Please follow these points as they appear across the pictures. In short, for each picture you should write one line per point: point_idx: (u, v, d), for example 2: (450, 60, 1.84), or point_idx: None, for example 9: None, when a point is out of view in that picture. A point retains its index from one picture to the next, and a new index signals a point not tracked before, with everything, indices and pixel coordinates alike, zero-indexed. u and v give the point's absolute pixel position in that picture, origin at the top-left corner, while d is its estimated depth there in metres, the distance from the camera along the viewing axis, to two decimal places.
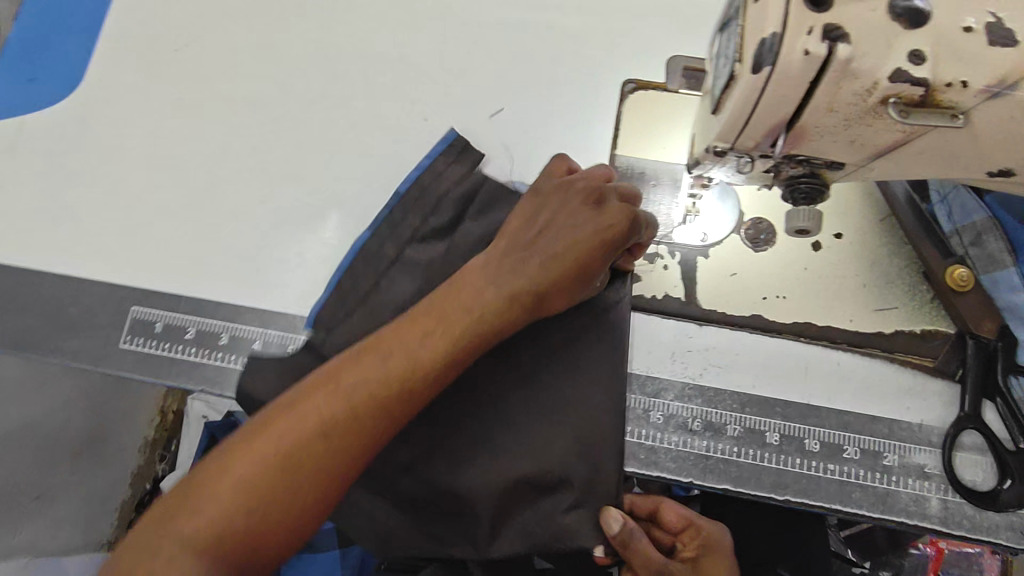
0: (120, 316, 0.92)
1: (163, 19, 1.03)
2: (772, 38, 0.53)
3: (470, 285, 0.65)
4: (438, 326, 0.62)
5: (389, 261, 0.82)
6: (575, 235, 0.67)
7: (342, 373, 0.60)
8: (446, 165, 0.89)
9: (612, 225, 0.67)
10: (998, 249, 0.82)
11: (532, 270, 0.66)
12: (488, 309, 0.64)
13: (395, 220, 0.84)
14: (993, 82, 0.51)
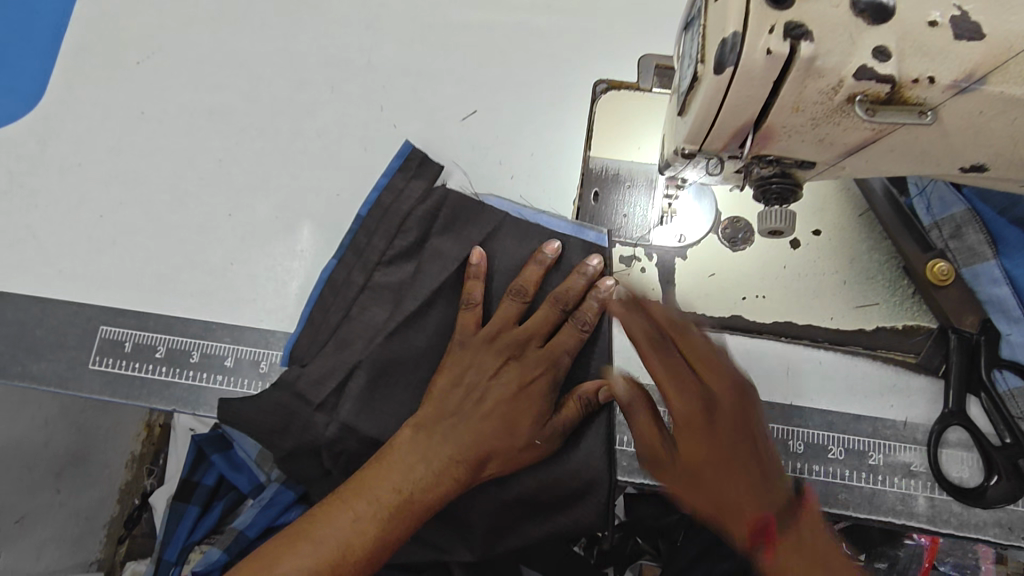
0: (88, 337, 0.90)
1: (123, 32, 1.01)
2: (734, 38, 0.52)
3: (407, 453, 0.74)
4: (405, 474, 0.72)
5: (358, 289, 0.84)
6: (512, 390, 0.79)
7: (320, 518, 0.70)
8: (404, 182, 0.88)
9: (526, 379, 0.79)
10: (978, 241, 0.82)
11: (467, 435, 0.75)
12: (435, 476, 0.73)
13: (361, 246, 0.85)
14: (960, 77, 0.50)
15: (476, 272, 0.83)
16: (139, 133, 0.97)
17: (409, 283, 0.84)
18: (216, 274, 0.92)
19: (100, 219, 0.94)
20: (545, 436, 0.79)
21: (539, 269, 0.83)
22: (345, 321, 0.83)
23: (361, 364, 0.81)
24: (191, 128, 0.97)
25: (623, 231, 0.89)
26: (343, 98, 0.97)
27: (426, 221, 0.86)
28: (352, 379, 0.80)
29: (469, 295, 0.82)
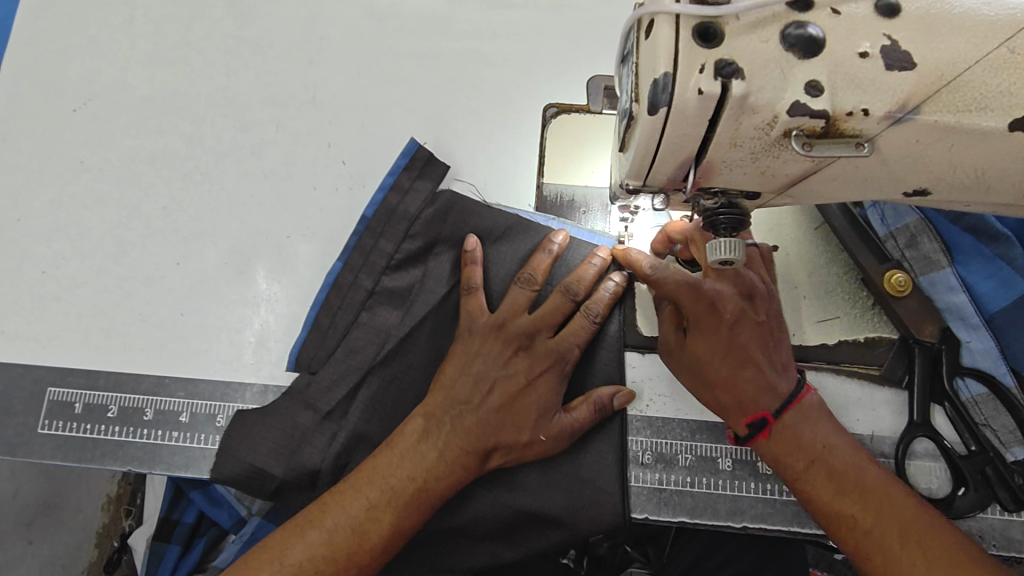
0: (36, 399, 0.87)
1: (58, 80, 0.98)
2: (665, 78, 0.50)
3: (417, 442, 0.73)
4: (416, 464, 0.72)
5: (367, 292, 0.83)
6: (520, 382, 0.76)
7: (336, 501, 0.71)
8: (410, 182, 0.86)
9: (534, 371, 0.76)
10: (933, 250, 0.82)
11: (476, 429, 0.74)
12: (441, 465, 0.72)
13: (366, 249, 0.84)
14: (894, 107, 0.49)
15: (474, 256, 0.81)
16: (79, 183, 0.94)
17: (418, 286, 0.84)
18: (166, 326, 0.89)
19: (43, 276, 0.91)
20: (552, 432, 0.76)
21: (547, 257, 0.80)
22: (355, 325, 0.83)
23: (372, 371, 0.82)
24: (133, 175, 0.94)
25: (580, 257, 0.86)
26: (290, 135, 0.94)
27: (433, 223, 0.84)
28: (365, 386, 0.81)
29: (469, 279, 0.80)
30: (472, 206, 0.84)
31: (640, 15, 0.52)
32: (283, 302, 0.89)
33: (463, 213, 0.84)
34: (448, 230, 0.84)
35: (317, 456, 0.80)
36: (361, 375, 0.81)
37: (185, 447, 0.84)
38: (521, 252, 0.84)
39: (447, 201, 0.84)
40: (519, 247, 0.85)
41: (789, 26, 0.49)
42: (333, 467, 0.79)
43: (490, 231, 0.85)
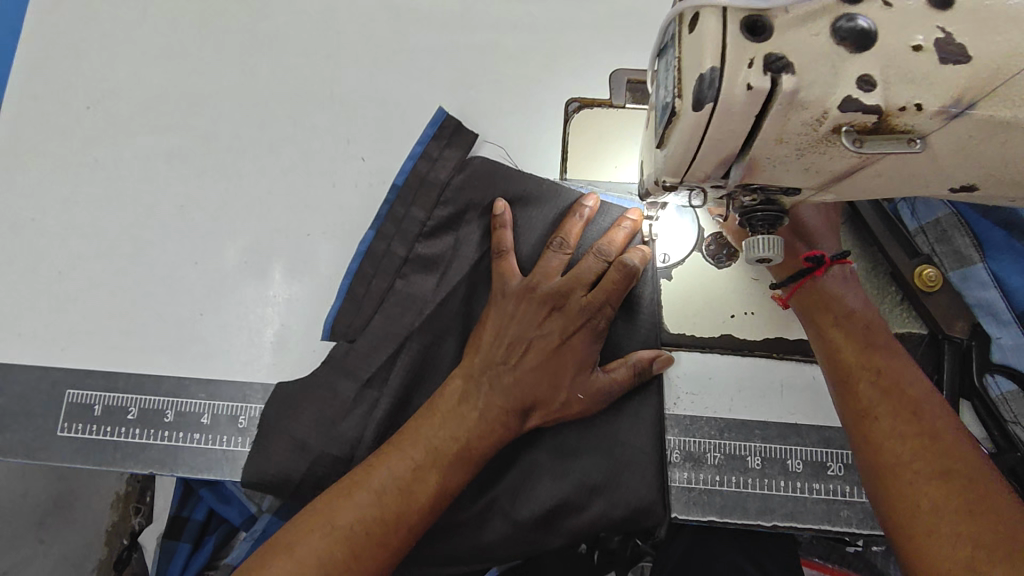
0: (55, 402, 0.85)
1: (70, 76, 0.96)
2: (711, 73, 0.49)
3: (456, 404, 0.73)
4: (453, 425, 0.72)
5: (401, 261, 0.83)
6: (554, 342, 0.75)
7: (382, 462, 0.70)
8: (439, 150, 0.86)
9: (568, 329, 0.76)
10: (965, 245, 0.81)
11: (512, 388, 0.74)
12: (482, 426, 0.72)
13: (399, 217, 0.83)
14: (949, 102, 0.48)
15: (503, 221, 0.81)
16: (94, 182, 0.92)
17: (451, 255, 0.83)
18: (186, 326, 0.88)
19: (59, 276, 0.90)
20: (590, 390, 0.76)
21: (579, 222, 0.80)
22: (391, 292, 0.82)
23: (411, 337, 0.81)
24: (148, 173, 0.92)
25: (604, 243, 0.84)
26: (308, 131, 0.93)
27: (463, 191, 0.84)
28: (403, 352, 0.81)
29: (501, 243, 0.81)
30: (504, 169, 0.85)
31: (682, 9, 0.51)
32: (305, 300, 0.88)
33: (492, 180, 0.84)
34: (480, 197, 0.84)
35: (353, 432, 0.79)
36: (399, 342, 0.81)
37: (207, 449, 0.83)
38: (551, 218, 0.84)
39: (476, 168, 0.84)
40: (549, 212, 0.84)
41: (840, 18, 0.48)
42: (372, 438, 0.79)
43: (519, 196, 0.84)
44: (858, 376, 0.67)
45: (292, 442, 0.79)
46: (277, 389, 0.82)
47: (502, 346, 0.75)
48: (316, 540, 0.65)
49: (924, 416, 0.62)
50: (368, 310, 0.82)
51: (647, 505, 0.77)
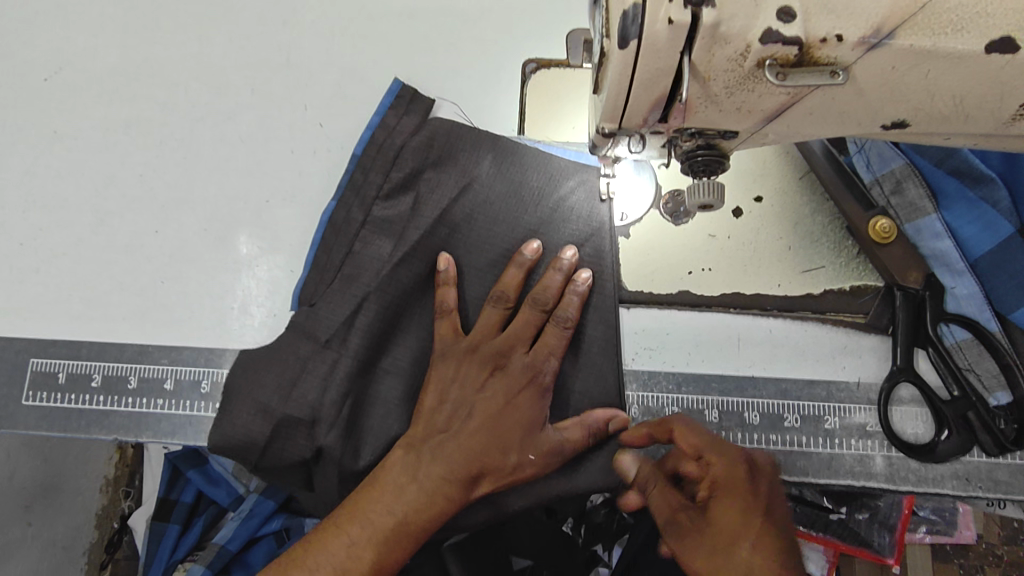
0: (18, 371, 0.86)
1: (26, 48, 0.95)
2: (634, 9, 0.49)
3: (398, 476, 0.72)
4: (411, 501, 0.71)
5: (359, 225, 0.82)
6: (500, 401, 0.75)
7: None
8: (397, 121, 0.86)
9: (512, 390, 0.76)
10: (918, 196, 0.82)
11: (458, 455, 0.72)
12: (433, 500, 0.71)
13: (358, 183, 0.83)
14: (868, 33, 0.48)
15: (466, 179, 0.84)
16: (54, 153, 0.93)
17: (409, 216, 0.83)
18: (147, 294, 0.88)
19: (20, 248, 0.90)
20: (541, 449, 0.75)
21: (518, 272, 0.79)
22: (348, 259, 0.82)
23: (369, 296, 0.80)
24: (108, 143, 0.93)
25: (560, 196, 0.84)
26: (266, 99, 0.93)
27: (421, 151, 0.84)
28: (362, 312, 0.80)
29: (443, 301, 0.79)
30: (460, 127, 0.85)
31: None
32: (264, 265, 0.88)
33: (450, 140, 0.85)
34: (436, 157, 0.84)
35: (314, 392, 0.80)
36: (357, 302, 0.80)
37: (171, 413, 0.83)
38: (510, 177, 0.84)
39: (434, 127, 0.84)
40: (508, 171, 0.85)
41: None
42: (335, 396, 0.79)
43: (477, 155, 0.85)
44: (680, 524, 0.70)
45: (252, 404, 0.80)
46: (240, 355, 0.83)
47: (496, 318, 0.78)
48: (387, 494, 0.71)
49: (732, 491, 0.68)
50: (328, 278, 0.82)
51: (606, 475, 0.79)
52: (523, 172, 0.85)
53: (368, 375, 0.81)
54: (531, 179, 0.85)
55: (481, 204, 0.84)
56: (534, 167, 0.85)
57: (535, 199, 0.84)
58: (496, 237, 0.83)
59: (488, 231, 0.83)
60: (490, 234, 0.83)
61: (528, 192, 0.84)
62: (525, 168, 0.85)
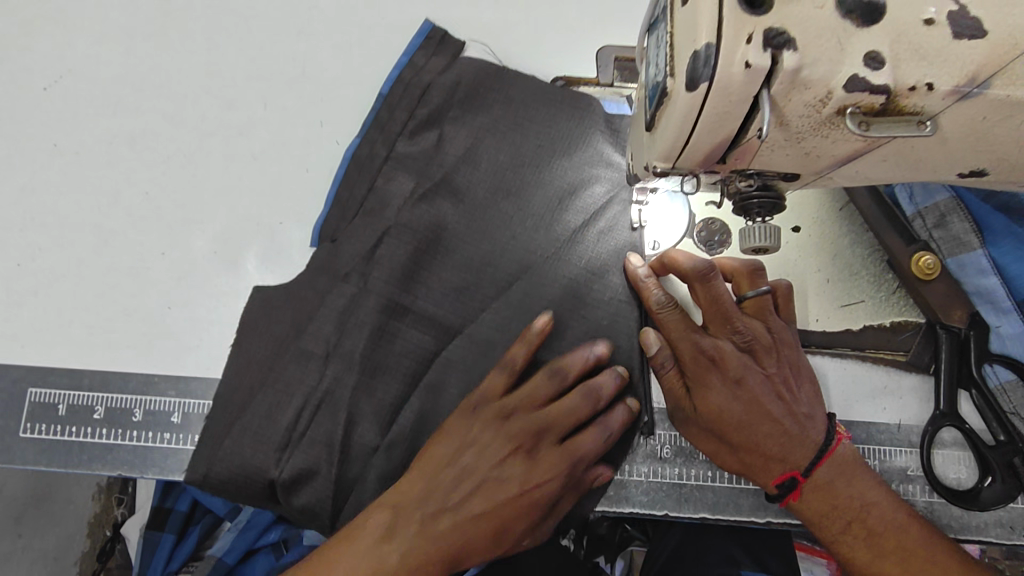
0: (15, 403, 0.81)
1: (24, 55, 0.90)
2: (707, 50, 0.45)
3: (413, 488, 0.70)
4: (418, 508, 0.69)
5: (383, 159, 0.80)
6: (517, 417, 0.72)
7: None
8: (425, 60, 0.84)
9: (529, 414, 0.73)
10: (964, 230, 0.78)
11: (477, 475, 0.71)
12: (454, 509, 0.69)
13: (383, 119, 0.81)
14: (962, 81, 0.44)
15: (492, 119, 0.81)
16: (54, 168, 0.87)
17: (433, 153, 0.80)
18: (153, 320, 0.83)
19: (17, 269, 0.85)
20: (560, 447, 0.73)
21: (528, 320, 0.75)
22: (370, 194, 0.80)
23: (391, 229, 0.78)
24: (111, 158, 0.87)
25: (593, 139, 0.81)
26: (280, 114, 0.88)
27: (445, 96, 0.81)
28: (383, 245, 0.77)
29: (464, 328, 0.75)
30: (496, 70, 0.83)
31: None
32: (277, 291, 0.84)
33: (479, 83, 0.82)
34: (463, 99, 0.82)
35: (330, 327, 0.76)
36: (380, 234, 0.77)
37: (178, 448, 0.79)
38: (542, 118, 0.82)
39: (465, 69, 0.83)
40: (538, 112, 0.82)
41: None
42: (347, 338, 0.75)
43: (508, 97, 0.82)
44: (833, 526, 0.71)
45: (258, 433, 0.74)
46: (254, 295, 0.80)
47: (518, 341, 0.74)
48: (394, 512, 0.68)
49: (868, 509, 0.70)
50: (350, 214, 0.80)
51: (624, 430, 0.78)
52: (554, 112, 0.82)
53: (385, 318, 0.76)
54: (562, 119, 0.81)
55: (507, 144, 0.80)
56: (566, 108, 0.82)
57: (564, 141, 0.81)
58: (519, 173, 0.80)
59: (513, 173, 0.80)
60: (518, 176, 0.80)
61: (558, 136, 0.81)
62: (556, 109, 0.82)
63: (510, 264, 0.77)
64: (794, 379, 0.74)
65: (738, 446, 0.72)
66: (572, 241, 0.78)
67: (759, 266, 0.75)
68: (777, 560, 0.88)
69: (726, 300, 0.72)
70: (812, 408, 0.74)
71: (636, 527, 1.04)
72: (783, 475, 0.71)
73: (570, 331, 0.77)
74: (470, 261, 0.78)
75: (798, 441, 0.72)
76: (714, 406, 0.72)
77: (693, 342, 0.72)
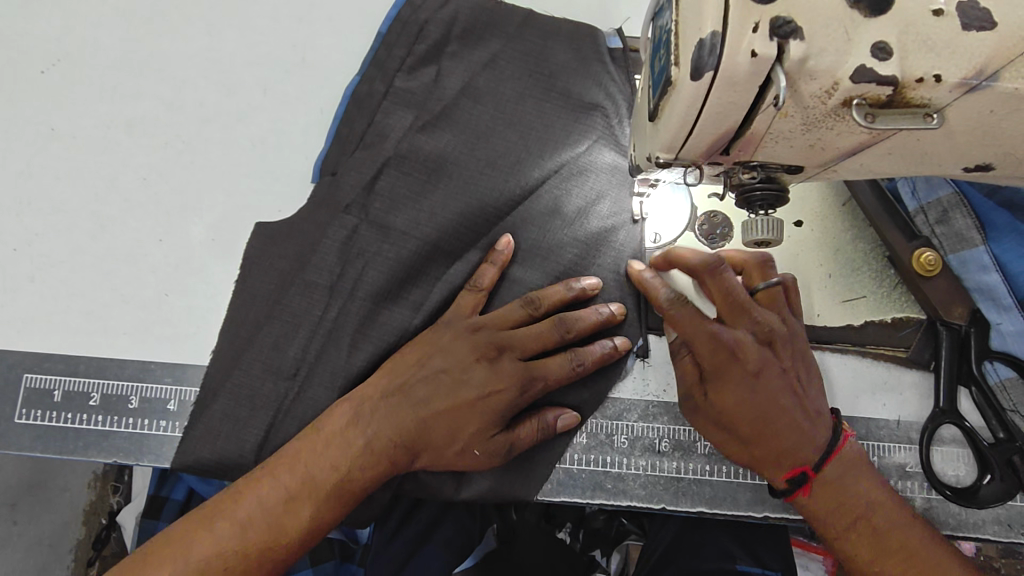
0: (10, 388, 0.80)
1: (22, 38, 0.89)
2: (712, 39, 0.44)
3: (360, 434, 0.69)
4: (353, 457, 0.68)
5: (381, 95, 0.81)
6: (478, 389, 0.70)
7: (294, 504, 0.66)
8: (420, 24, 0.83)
9: (492, 389, 0.70)
10: (966, 227, 0.76)
11: (434, 428, 0.70)
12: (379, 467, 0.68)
13: (382, 58, 0.82)
14: (970, 73, 0.44)
15: (492, 52, 0.83)
16: (51, 153, 0.86)
17: (434, 87, 0.82)
18: (149, 307, 0.83)
19: (13, 254, 0.84)
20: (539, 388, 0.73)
21: (493, 268, 0.75)
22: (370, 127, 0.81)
23: (390, 162, 0.79)
24: (109, 143, 0.87)
25: (594, 73, 0.83)
26: (279, 101, 0.87)
27: (445, 26, 0.83)
28: (383, 176, 0.79)
29: (478, 277, 0.75)
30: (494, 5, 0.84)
31: None
32: None
33: (479, 14, 0.84)
34: (463, 32, 0.83)
35: (332, 255, 0.77)
36: (378, 167, 0.79)
37: (172, 435, 0.78)
38: (541, 53, 0.83)
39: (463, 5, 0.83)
40: (536, 47, 0.84)
41: None
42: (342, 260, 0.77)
43: (505, 30, 0.84)
44: (839, 524, 0.70)
45: (259, 412, 0.76)
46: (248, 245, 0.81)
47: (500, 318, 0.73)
48: (337, 461, 0.67)
49: (872, 507, 0.70)
50: (352, 147, 0.81)
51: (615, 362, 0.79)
52: (551, 43, 0.84)
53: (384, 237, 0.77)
54: (559, 51, 0.84)
55: (507, 75, 0.82)
56: (563, 39, 0.84)
57: (561, 71, 0.83)
58: (519, 107, 0.81)
59: (512, 102, 0.82)
60: (515, 106, 0.81)
61: (556, 68, 0.83)
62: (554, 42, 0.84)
63: (511, 187, 0.78)
64: (806, 376, 0.74)
65: (750, 441, 0.71)
66: (567, 169, 0.80)
67: (768, 258, 0.76)
68: (774, 557, 0.87)
69: (738, 292, 0.71)
70: (818, 407, 0.73)
71: (632, 521, 1.03)
72: (792, 470, 0.71)
73: (571, 260, 0.79)
74: (469, 184, 0.78)
75: (805, 434, 0.71)
76: (738, 402, 0.71)
77: (713, 334, 0.70)
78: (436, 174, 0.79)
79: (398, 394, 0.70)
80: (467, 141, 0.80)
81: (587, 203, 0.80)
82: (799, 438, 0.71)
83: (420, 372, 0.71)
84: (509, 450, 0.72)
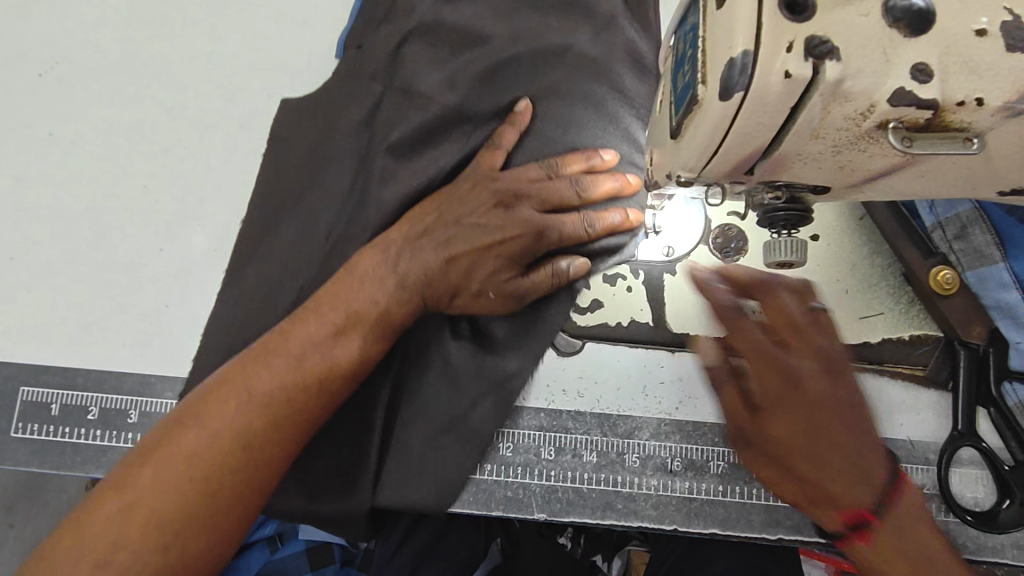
0: (6, 401, 0.78)
1: (19, 39, 0.87)
2: (744, 58, 0.42)
3: (385, 273, 0.68)
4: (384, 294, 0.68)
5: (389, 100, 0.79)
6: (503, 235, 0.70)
7: (338, 341, 0.65)
8: None
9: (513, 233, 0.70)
10: (985, 243, 0.73)
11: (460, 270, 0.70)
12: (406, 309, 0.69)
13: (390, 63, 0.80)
14: (1014, 97, 0.42)
15: None
16: (48, 158, 0.84)
17: None
18: (149, 318, 0.81)
19: (10, 262, 0.82)
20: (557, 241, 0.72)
21: (515, 130, 0.75)
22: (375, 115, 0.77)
23: (412, 34, 0.78)
24: (108, 148, 0.84)
25: None
26: None
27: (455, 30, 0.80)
28: (405, 46, 0.78)
29: (501, 135, 0.74)
30: None
31: None
32: None
33: None
34: None
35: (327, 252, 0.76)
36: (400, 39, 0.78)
37: None
38: None
39: None
40: None
41: None
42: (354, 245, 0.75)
43: None
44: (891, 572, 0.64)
45: None
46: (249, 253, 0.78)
47: (522, 172, 0.73)
48: (367, 297, 0.67)
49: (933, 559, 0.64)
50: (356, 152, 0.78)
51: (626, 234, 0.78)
52: None
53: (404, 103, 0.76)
54: None
55: None
56: None
57: None
58: None
59: None
60: None
61: None
62: None
63: (535, 64, 0.78)
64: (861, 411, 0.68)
65: (809, 478, 0.65)
66: (591, 41, 0.79)
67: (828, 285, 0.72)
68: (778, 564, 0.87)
69: (801, 316, 0.68)
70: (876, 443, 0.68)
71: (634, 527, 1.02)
72: (852, 513, 0.64)
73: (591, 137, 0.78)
74: (489, 56, 0.77)
75: (871, 472, 0.65)
76: (800, 435, 0.64)
77: (773, 359, 0.65)
78: (457, 44, 0.78)
79: (424, 229, 0.71)
80: (492, 17, 0.79)
81: (609, 76, 0.79)
82: (863, 475, 0.65)
83: (439, 232, 0.70)
84: (522, 297, 0.73)
